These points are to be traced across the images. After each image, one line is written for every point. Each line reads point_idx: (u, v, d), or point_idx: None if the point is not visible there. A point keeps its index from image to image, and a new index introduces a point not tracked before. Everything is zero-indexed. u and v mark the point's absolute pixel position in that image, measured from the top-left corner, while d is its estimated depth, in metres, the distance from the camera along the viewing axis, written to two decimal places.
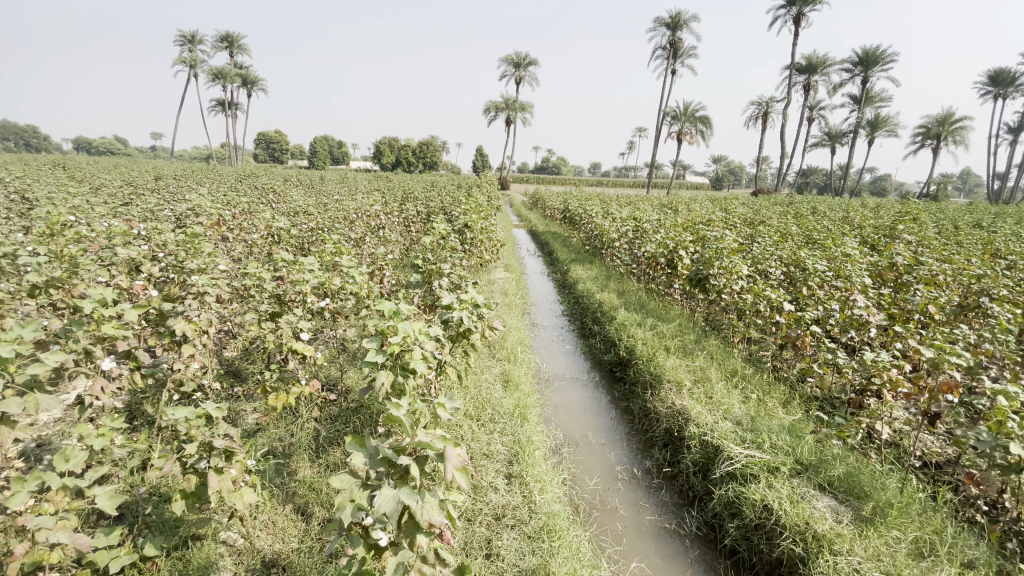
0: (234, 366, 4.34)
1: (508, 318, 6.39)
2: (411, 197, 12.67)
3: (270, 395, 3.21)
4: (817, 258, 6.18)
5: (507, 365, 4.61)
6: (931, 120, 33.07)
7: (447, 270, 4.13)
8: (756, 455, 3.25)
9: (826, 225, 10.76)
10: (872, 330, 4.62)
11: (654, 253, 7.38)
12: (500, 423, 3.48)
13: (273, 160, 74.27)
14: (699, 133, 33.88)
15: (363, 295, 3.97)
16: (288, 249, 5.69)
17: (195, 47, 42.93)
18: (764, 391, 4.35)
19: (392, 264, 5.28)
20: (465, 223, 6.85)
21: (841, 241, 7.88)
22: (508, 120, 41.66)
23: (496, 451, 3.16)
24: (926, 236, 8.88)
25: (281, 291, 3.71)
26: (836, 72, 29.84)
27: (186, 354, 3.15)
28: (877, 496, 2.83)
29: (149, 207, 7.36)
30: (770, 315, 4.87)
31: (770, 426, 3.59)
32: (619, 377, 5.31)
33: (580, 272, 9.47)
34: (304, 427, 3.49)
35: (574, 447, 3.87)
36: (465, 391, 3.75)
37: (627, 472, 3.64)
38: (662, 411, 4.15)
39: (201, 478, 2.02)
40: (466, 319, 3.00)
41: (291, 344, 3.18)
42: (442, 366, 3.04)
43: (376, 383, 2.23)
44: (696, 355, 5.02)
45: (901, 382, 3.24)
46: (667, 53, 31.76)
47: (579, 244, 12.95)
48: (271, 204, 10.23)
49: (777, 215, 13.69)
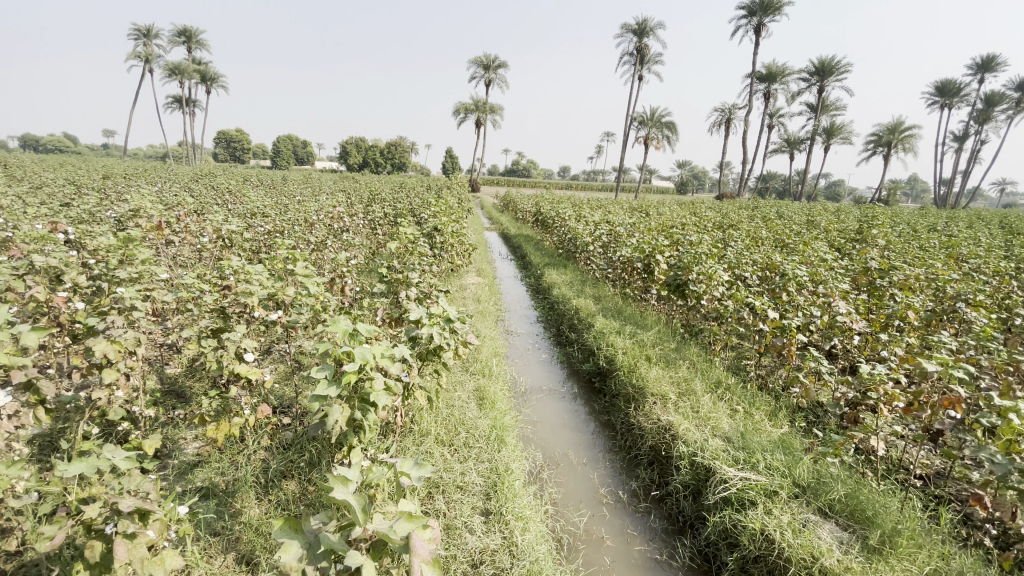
0: (177, 387, 3.90)
1: (481, 326, 6.05)
2: (378, 198, 12.18)
3: (209, 426, 2.80)
4: (795, 263, 6.08)
5: (482, 379, 4.28)
6: (882, 129, 34.46)
7: (414, 278, 3.77)
8: (753, 478, 3.01)
9: (794, 229, 10.84)
10: (856, 338, 4.50)
11: (630, 258, 7.16)
12: (475, 448, 3.16)
13: (234, 160, 71.64)
14: (666, 138, 34.35)
15: (320, 306, 3.58)
16: (240, 254, 5.19)
17: (149, 41, 40.98)
18: (750, 404, 4.15)
19: (355, 270, 4.87)
20: (434, 225, 6.47)
21: (814, 245, 7.86)
22: (477, 122, 41.45)
23: (472, 483, 2.85)
24: (893, 240, 8.99)
25: (223, 304, 3.27)
26: (795, 81, 30.77)
27: (107, 380, 2.70)
28: (882, 523, 2.65)
29: (87, 208, 6.74)
30: (754, 323, 4.67)
31: (763, 443, 3.37)
32: (598, 388, 5.05)
33: (554, 276, 9.20)
34: (252, 459, 3.11)
35: (555, 469, 3.58)
36: (437, 412, 3.41)
37: (612, 496, 3.37)
38: (647, 426, 3.90)
39: (107, 544, 1.62)
40: (436, 336, 2.66)
41: (233, 367, 2.77)
42: (409, 389, 2.69)
43: (328, 421, 1.87)
44: (679, 365, 4.80)
45: (899, 397, 3.08)
46: (634, 60, 32.12)
47: (551, 247, 12.74)
48: (227, 204, 9.61)
49: (747, 219, 13.76)
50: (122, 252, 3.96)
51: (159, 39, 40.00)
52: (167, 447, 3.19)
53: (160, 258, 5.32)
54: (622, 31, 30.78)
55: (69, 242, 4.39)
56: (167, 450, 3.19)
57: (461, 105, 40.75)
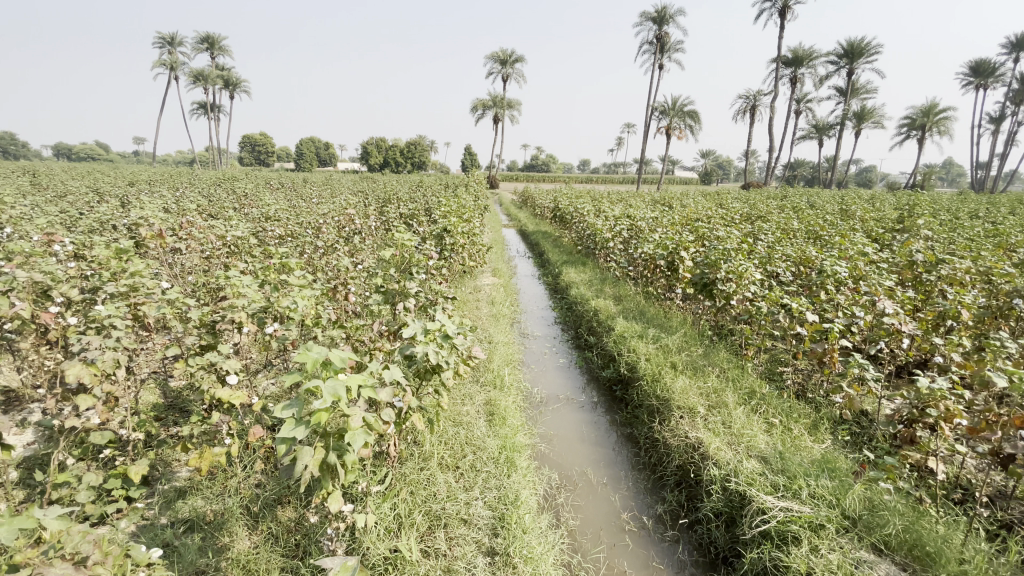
0: (177, 402, 3.77)
1: (496, 331, 5.78)
2: (394, 198, 12.02)
3: (191, 454, 2.59)
4: (832, 257, 5.60)
5: (493, 392, 4.00)
6: (916, 112, 32.91)
7: (416, 286, 3.49)
8: (796, 508, 2.62)
9: (828, 219, 10.22)
10: (905, 342, 4.05)
11: (653, 255, 6.76)
12: (482, 473, 2.90)
13: (258, 164, 73.02)
14: (688, 128, 33.46)
15: (316, 319, 3.34)
16: (244, 261, 5.05)
17: (174, 50, 41.87)
18: (788, 417, 3.76)
19: (360, 277, 4.64)
20: (445, 226, 6.20)
21: (851, 236, 7.31)
22: (495, 118, 41.20)
23: (478, 515, 2.57)
24: (937, 229, 8.33)
25: (212, 321, 3.06)
26: (822, 65, 29.56)
27: (82, 406, 2.52)
28: (948, 562, 2.27)
29: (101, 215, 6.74)
30: (790, 326, 4.26)
31: (805, 465, 3.00)
32: (620, 397, 4.73)
33: (572, 275, 8.87)
34: (243, 486, 2.91)
35: (572, 490, 3.30)
36: (442, 433, 3.15)
37: (635, 522, 3.06)
38: (673, 444, 3.56)
39: None
40: (431, 354, 2.36)
41: (214, 391, 2.53)
42: (403, 415, 2.42)
43: (296, 466, 1.60)
44: (707, 373, 4.42)
45: (962, 415, 2.64)
46: (653, 49, 31.31)
47: (570, 244, 12.38)
48: (243, 209, 9.58)
49: (776, 210, 13.06)
50: (116, 265, 3.83)
51: (183, 46, 40.83)
52: (159, 471, 3.03)
53: (166, 267, 5.22)
54: (640, 21, 30.04)
55: (72, 254, 4.31)
56: (158, 475, 3.04)
57: (478, 102, 40.52)
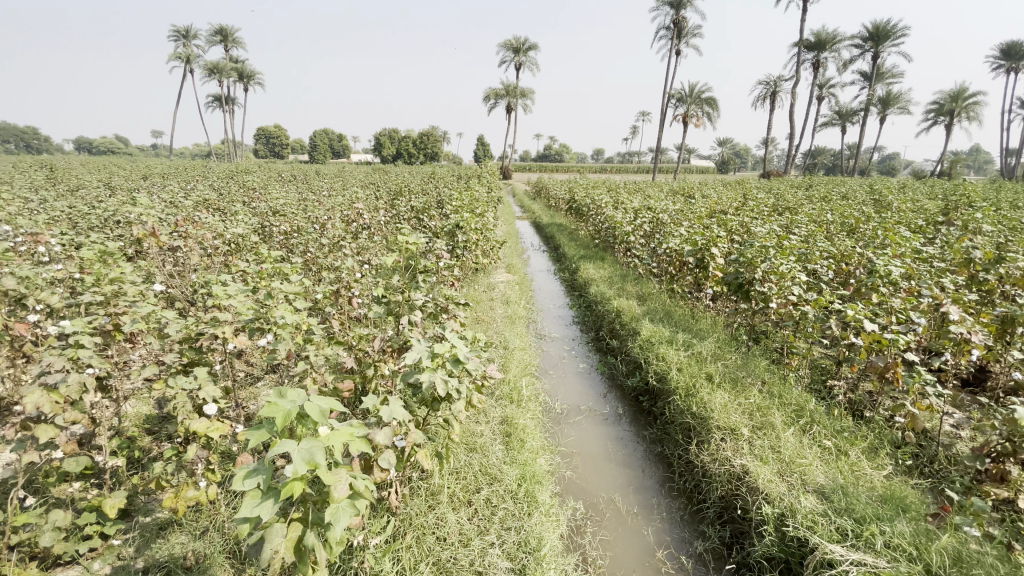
0: (169, 416, 3.47)
1: (512, 333, 5.42)
2: (406, 191, 11.63)
3: (167, 493, 2.25)
4: (879, 253, 5.07)
5: (511, 408, 3.63)
6: (946, 96, 31.47)
7: (424, 295, 3.10)
8: (871, 563, 2.22)
9: (863, 211, 9.55)
10: (973, 353, 3.57)
11: (679, 251, 6.28)
12: (500, 511, 2.55)
13: (272, 156, 73.28)
14: (706, 116, 32.42)
15: (311, 333, 2.97)
16: (244, 261, 4.71)
17: (189, 43, 41.81)
18: (842, 438, 3.33)
19: (365, 280, 4.25)
20: (457, 222, 5.79)
21: (894, 229, 6.70)
22: (508, 108, 40.54)
23: (493, 566, 2.22)
24: (985, 221, 7.64)
25: (196, 337, 2.70)
26: (846, 47, 28.31)
27: (44, 439, 2.19)
28: None
29: (101, 211, 6.44)
30: (842, 335, 3.79)
31: (874, 504, 2.58)
32: (648, 411, 4.34)
33: (591, 271, 8.42)
34: (229, 521, 2.59)
35: (600, 522, 2.94)
36: (454, 463, 2.80)
37: (672, 562, 2.69)
38: (715, 472, 3.17)
39: None
40: (439, 385, 1.98)
41: (190, 422, 2.18)
42: (407, 454, 2.06)
43: (264, 549, 1.25)
44: (748, 386, 3.99)
45: None
46: (671, 34, 30.30)
47: (588, 237, 11.88)
48: (252, 203, 9.32)
49: (803, 201, 12.33)
50: (100, 268, 3.49)
51: (195, 39, 40.70)
52: (141, 502, 2.72)
53: (163, 266, 4.92)
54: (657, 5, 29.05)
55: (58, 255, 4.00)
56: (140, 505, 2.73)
57: (491, 91, 39.71)
